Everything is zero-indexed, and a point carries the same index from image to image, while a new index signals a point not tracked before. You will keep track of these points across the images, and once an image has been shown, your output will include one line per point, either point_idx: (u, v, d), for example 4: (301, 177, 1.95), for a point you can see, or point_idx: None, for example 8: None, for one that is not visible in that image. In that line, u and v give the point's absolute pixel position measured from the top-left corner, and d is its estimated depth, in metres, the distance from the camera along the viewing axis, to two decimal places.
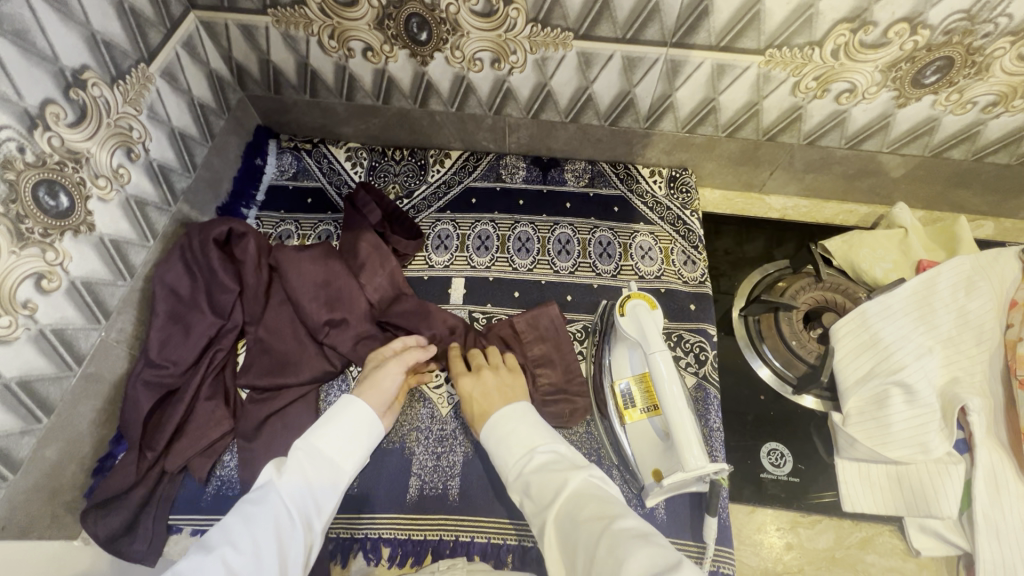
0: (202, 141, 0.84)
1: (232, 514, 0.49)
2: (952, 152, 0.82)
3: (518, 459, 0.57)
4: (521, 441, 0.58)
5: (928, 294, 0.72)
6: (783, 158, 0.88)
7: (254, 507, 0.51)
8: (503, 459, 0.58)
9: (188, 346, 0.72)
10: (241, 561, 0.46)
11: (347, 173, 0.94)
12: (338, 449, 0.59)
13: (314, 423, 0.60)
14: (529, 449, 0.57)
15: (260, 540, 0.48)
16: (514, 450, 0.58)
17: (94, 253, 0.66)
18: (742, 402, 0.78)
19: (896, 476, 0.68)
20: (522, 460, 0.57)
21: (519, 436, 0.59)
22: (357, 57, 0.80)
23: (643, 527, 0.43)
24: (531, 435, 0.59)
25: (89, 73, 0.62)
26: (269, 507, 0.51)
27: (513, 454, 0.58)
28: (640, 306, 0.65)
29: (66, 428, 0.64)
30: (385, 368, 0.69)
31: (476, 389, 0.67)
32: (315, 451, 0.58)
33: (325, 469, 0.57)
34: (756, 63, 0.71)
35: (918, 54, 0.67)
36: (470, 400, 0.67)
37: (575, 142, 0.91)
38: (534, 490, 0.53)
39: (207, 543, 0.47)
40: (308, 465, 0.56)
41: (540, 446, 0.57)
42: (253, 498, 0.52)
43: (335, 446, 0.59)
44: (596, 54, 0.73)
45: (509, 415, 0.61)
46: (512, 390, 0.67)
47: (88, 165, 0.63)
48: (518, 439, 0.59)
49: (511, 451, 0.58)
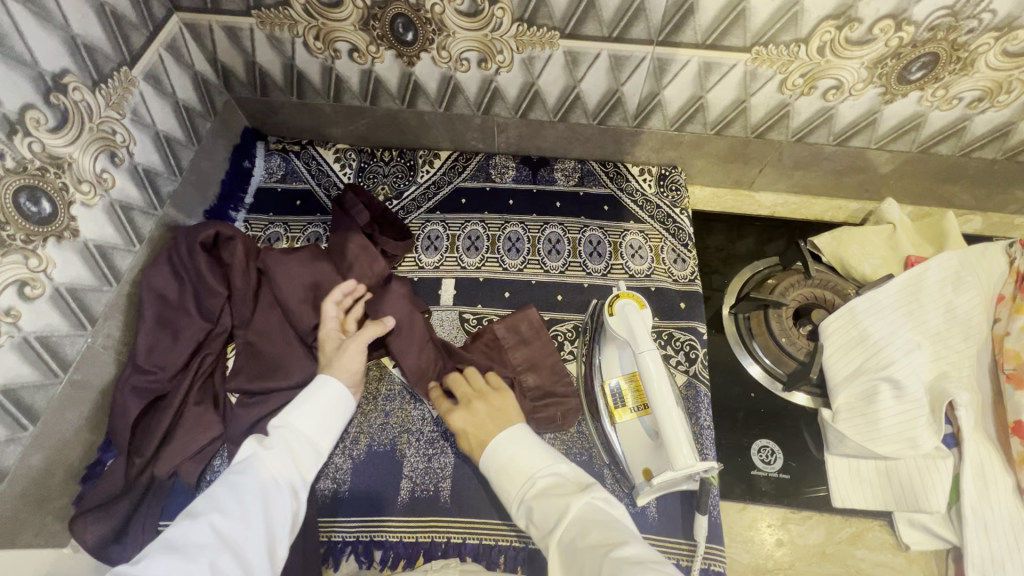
0: (189, 144, 0.83)
1: (217, 484, 0.52)
2: (940, 147, 0.82)
3: (519, 484, 0.57)
4: (522, 464, 0.58)
5: (917, 289, 0.72)
6: (772, 155, 0.88)
7: (237, 476, 0.53)
8: (506, 485, 0.58)
9: (176, 350, 0.72)
10: (228, 524, 0.48)
11: (336, 175, 0.94)
12: (315, 420, 0.62)
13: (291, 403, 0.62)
14: (531, 472, 0.57)
15: (246, 501, 0.50)
16: (514, 478, 0.57)
17: (78, 259, 0.65)
18: (733, 399, 0.78)
19: (885, 472, 0.68)
20: (524, 484, 0.56)
21: (519, 461, 0.58)
22: (343, 58, 0.79)
23: (645, 555, 0.43)
24: (531, 459, 0.58)
25: (69, 77, 0.61)
26: (252, 473, 0.53)
27: (515, 479, 0.57)
28: (629, 306, 0.65)
29: (53, 436, 0.64)
30: (345, 349, 0.68)
31: (468, 423, 0.65)
32: (292, 425, 0.61)
33: (303, 440, 0.60)
34: (742, 61, 0.71)
35: (903, 50, 0.67)
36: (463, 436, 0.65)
37: (564, 141, 0.91)
38: (537, 516, 0.53)
39: (193, 510, 0.49)
40: (286, 438, 0.59)
41: (541, 469, 0.57)
42: (236, 469, 0.54)
43: (311, 418, 0.62)
44: (583, 53, 0.73)
45: (504, 442, 0.60)
46: (505, 413, 0.65)
47: (70, 170, 0.63)
48: (519, 462, 0.58)
49: (511, 478, 0.58)
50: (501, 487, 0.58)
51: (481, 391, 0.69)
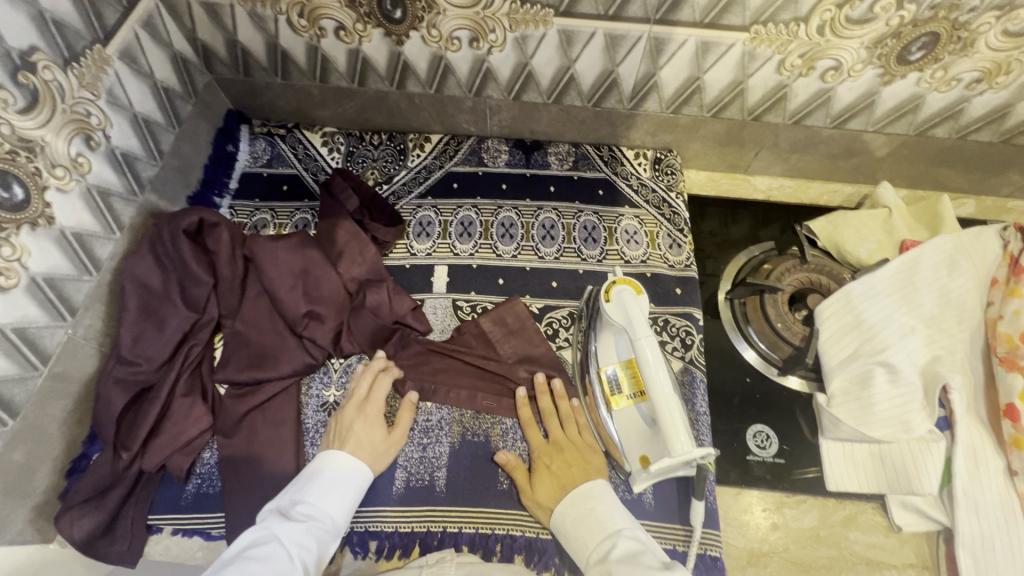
0: (169, 128, 0.80)
1: (231, 567, 0.47)
2: (936, 130, 0.81)
3: (601, 544, 0.56)
4: (599, 525, 0.58)
5: (911, 274, 0.72)
6: (768, 138, 0.87)
7: (258, 561, 0.49)
8: (587, 544, 0.58)
9: (162, 342, 0.70)
10: None
11: (324, 159, 0.91)
12: (335, 500, 0.59)
13: (304, 478, 0.61)
14: (611, 534, 0.57)
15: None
16: (593, 533, 0.58)
17: (55, 247, 0.62)
18: (728, 384, 0.78)
19: (879, 455, 0.68)
20: (605, 545, 0.56)
21: (598, 519, 0.59)
22: (329, 37, 0.76)
23: None
24: (612, 519, 0.58)
25: (39, 54, 0.58)
26: (272, 560, 0.49)
27: (594, 538, 0.58)
28: (626, 292, 0.64)
29: (34, 431, 0.62)
30: (353, 428, 0.66)
31: (554, 471, 0.66)
32: (313, 504, 0.58)
33: (323, 522, 0.56)
34: (740, 41, 0.69)
35: (904, 29, 0.65)
36: (538, 485, 0.65)
37: (558, 123, 0.89)
38: None
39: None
40: (307, 516, 0.56)
41: (622, 532, 0.56)
42: (254, 552, 0.50)
43: (331, 497, 0.59)
44: (578, 32, 0.71)
45: (586, 493, 0.61)
46: (589, 461, 0.67)
47: (43, 154, 0.60)
48: (596, 523, 0.58)
49: (589, 533, 0.58)
50: (580, 548, 0.58)
51: (574, 435, 0.69)
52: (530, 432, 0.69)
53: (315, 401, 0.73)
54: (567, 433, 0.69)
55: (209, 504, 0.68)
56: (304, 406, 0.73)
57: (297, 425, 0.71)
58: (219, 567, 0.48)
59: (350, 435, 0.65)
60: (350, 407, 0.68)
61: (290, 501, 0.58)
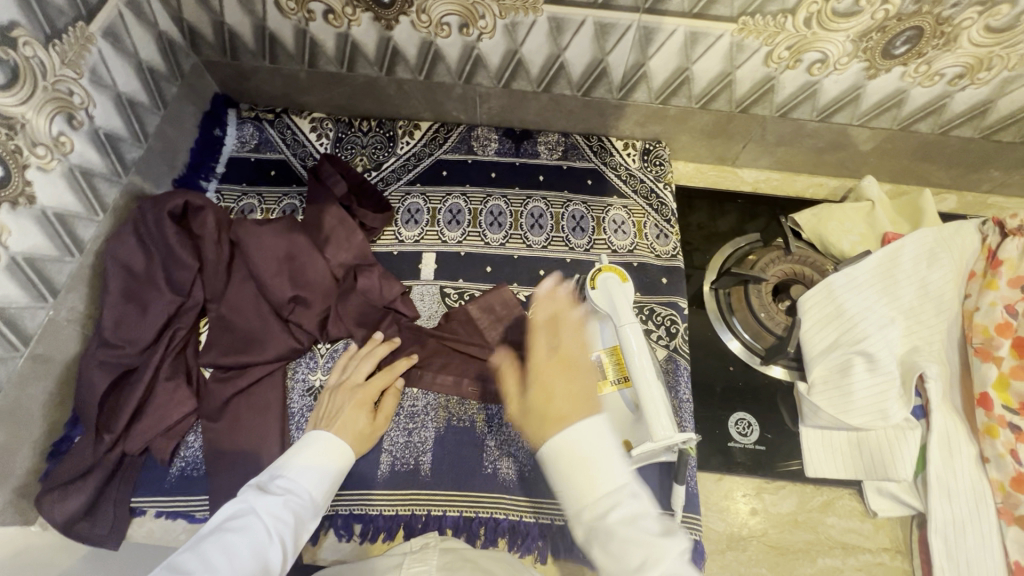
0: (154, 109, 0.79)
1: (208, 542, 0.47)
2: (919, 125, 0.82)
3: (596, 494, 0.43)
4: (597, 469, 0.44)
5: (891, 266, 0.74)
6: (755, 131, 0.87)
7: (234, 534, 0.49)
8: (577, 487, 0.44)
9: (146, 324, 0.69)
10: None
11: (312, 145, 0.90)
12: (315, 476, 0.58)
13: (284, 453, 0.60)
14: (610, 484, 0.43)
15: (239, 568, 0.46)
16: (588, 478, 0.43)
17: (35, 227, 0.62)
18: (712, 372, 0.79)
19: (857, 443, 0.70)
20: (602, 497, 0.43)
21: (594, 461, 0.44)
22: (318, 20, 0.76)
23: None
24: (613, 466, 0.44)
25: (19, 30, 0.56)
26: (249, 534, 0.49)
27: (588, 485, 0.43)
28: (611, 280, 0.64)
29: (15, 412, 0.62)
30: (341, 411, 0.66)
31: (545, 394, 0.49)
32: (292, 478, 0.57)
33: (301, 497, 0.56)
34: (729, 32, 0.70)
35: (889, 23, 0.66)
36: (531, 399, 0.50)
37: (548, 112, 0.89)
38: (612, 552, 0.40)
39: (182, 570, 0.44)
40: (285, 490, 0.55)
41: (624, 485, 0.43)
42: (231, 525, 0.50)
43: (310, 473, 0.58)
44: (568, 19, 0.71)
45: (587, 436, 0.45)
46: (586, 381, 0.50)
47: (23, 132, 0.59)
48: (594, 467, 0.44)
49: (583, 475, 0.43)
50: (565, 486, 0.44)
51: (576, 350, 0.53)
52: (535, 342, 0.54)
53: (301, 385, 0.73)
54: (569, 342, 0.54)
55: (193, 487, 0.68)
56: (290, 389, 0.73)
57: (283, 408, 0.71)
58: (197, 542, 0.48)
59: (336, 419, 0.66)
60: (342, 390, 0.69)
61: (269, 476, 0.57)
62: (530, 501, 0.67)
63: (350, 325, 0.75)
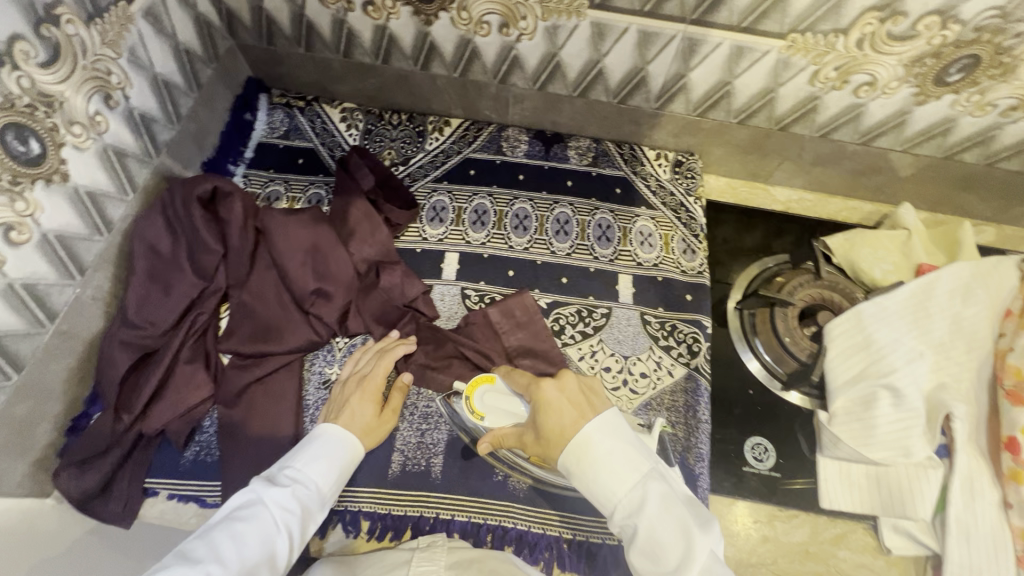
0: (188, 91, 0.79)
1: (217, 530, 0.47)
2: (964, 155, 0.80)
3: (627, 494, 0.48)
4: (623, 469, 0.49)
5: (926, 298, 0.71)
6: (792, 149, 0.85)
7: (241, 524, 0.49)
8: (611, 499, 0.49)
9: (168, 306, 0.70)
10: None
11: (342, 136, 0.89)
12: (324, 468, 0.58)
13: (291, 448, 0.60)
14: (629, 488, 0.49)
15: (248, 556, 0.46)
16: (611, 489, 0.49)
17: (68, 206, 0.62)
18: (731, 394, 0.78)
19: (875, 477, 0.69)
20: (633, 497, 0.48)
21: (610, 472, 0.49)
22: (357, 11, 0.75)
23: None
24: (625, 475, 0.49)
25: (63, 8, 0.56)
26: (258, 524, 0.49)
27: (614, 493, 0.49)
28: (485, 391, 0.67)
29: (37, 387, 0.62)
30: (347, 403, 0.66)
31: (555, 422, 0.52)
32: (299, 469, 0.57)
33: (308, 488, 0.56)
34: (776, 48, 0.68)
35: (945, 50, 0.64)
36: (542, 433, 0.53)
37: (581, 117, 0.87)
38: (645, 549, 0.47)
39: (192, 556, 0.44)
40: (293, 481, 0.55)
41: (643, 487, 0.49)
42: (239, 514, 0.50)
43: (319, 463, 0.58)
44: (611, 26, 0.69)
45: (592, 449, 0.50)
46: (588, 398, 0.54)
47: (61, 110, 0.59)
48: (618, 474, 0.49)
49: (606, 490, 0.49)
50: (600, 498, 0.49)
51: (578, 392, 0.54)
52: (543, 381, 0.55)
53: (317, 378, 0.73)
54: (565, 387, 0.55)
55: (207, 471, 0.68)
56: (306, 382, 0.73)
57: (298, 400, 0.71)
58: (208, 528, 0.48)
59: (345, 412, 0.65)
60: (353, 382, 0.69)
61: (279, 467, 0.57)
62: (537, 513, 0.67)
63: (371, 321, 0.75)
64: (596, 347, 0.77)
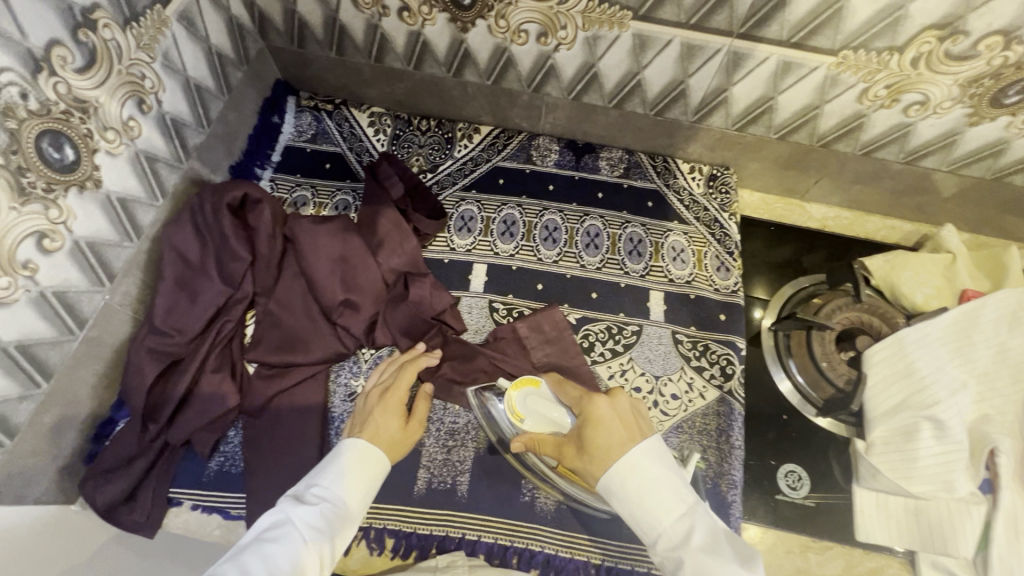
0: (219, 95, 0.78)
1: (248, 552, 0.48)
2: (1015, 178, 0.77)
3: (673, 523, 0.48)
4: (669, 498, 0.49)
5: (970, 326, 0.69)
6: (832, 167, 0.83)
7: (271, 545, 0.49)
8: (656, 528, 0.48)
9: (195, 314, 0.69)
10: None
11: (369, 140, 0.88)
12: (351, 482, 0.57)
13: (320, 462, 0.59)
14: (675, 517, 0.48)
15: None
16: (658, 518, 0.48)
17: (100, 212, 0.61)
18: (764, 419, 0.76)
19: (914, 511, 0.67)
20: (679, 527, 0.48)
21: (657, 501, 0.48)
22: (392, 17, 0.74)
23: None
24: (671, 504, 0.48)
25: (100, 12, 0.55)
26: (287, 545, 0.49)
27: (659, 522, 0.48)
28: (529, 394, 0.66)
29: (65, 394, 0.62)
30: (371, 415, 0.64)
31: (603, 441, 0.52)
32: (327, 485, 0.56)
33: (336, 505, 0.55)
34: (826, 65, 0.65)
35: (1005, 71, 0.61)
36: (587, 451, 0.53)
37: (614, 128, 0.85)
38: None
39: None
40: (320, 499, 0.54)
41: (686, 516, 0.48)
42: (269, 535, 0.50)
43: (345, 478, 0.57)
44: (655, 38, 0.67)
45: (642, 476, 0.49)
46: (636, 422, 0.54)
47: (96, 115, 0.58)
48: (664, 502, 0.48)
49: (651, 517, 0.48)
50: (642, 526, 0.49)
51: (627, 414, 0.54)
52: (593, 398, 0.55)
53: (343, 390, 0.72)
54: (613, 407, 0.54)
55: (231, 482, 0.68)
56: (331, 394, 0.72)
57: (323, 413, 0.70)
58: (240, 551, 0.49)
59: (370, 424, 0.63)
60: (377, 395, 0.67)
61: (307, 484, 0.57)
62: (566, 537, 0.66)
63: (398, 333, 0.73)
64: (626, 366, 0.75)
